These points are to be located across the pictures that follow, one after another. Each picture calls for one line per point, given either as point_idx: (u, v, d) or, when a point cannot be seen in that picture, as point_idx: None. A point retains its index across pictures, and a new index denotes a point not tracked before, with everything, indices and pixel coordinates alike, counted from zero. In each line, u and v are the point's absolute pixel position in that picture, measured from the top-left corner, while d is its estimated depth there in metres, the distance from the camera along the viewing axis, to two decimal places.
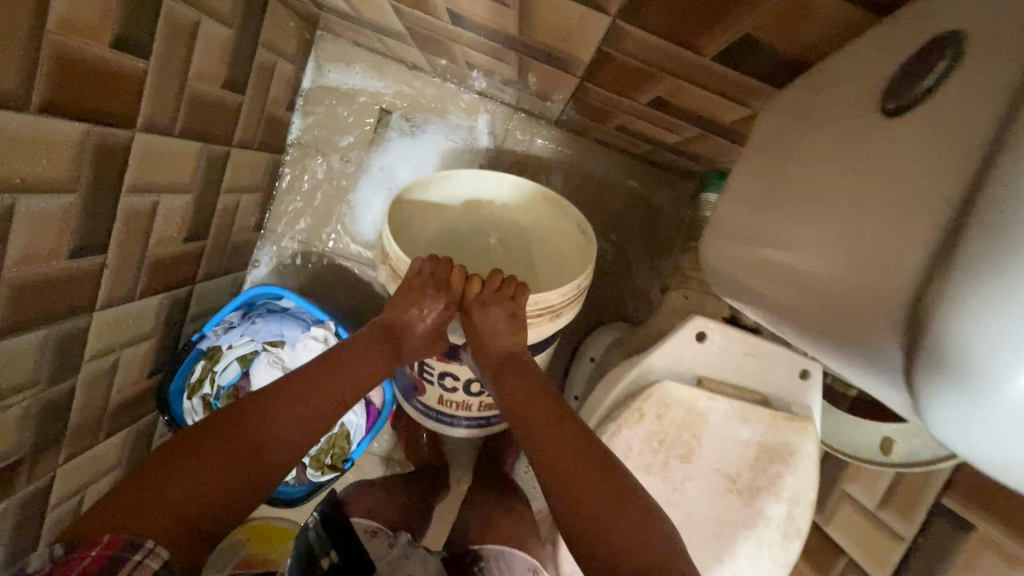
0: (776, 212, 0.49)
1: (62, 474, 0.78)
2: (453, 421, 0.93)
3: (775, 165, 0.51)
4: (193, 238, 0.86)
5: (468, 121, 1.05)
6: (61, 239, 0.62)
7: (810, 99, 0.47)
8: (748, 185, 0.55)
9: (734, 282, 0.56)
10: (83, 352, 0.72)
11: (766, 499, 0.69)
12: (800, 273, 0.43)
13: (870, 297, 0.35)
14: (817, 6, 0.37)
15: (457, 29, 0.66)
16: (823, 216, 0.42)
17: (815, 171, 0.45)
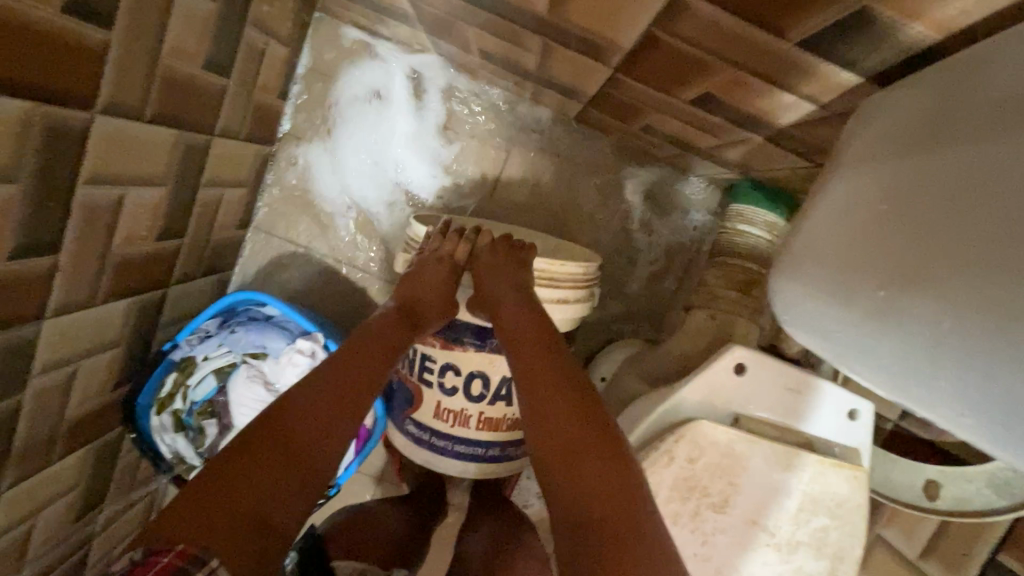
0: (870, 242, 0.37)
1: (9, 500, 0.68)
2: (448, 442, 0.79)
3: (854, 194, 0.40)
4: (167, 236, 0.77)
5: (527, 169, 0.98)
6: (1, 237, 0.52)
7: (904, 115, 0.37)
8: (820, 212, 0.44)
9: (797, 311, 0.45)
10: (31, 364, 0.63)
11: (807, 554, 0.61)
12: (850, 228, 0.39)
13: (921, 216, 0.33)
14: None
15: (472, 7, 0.57)
16: (952, 250, 0.30)
17: (934, 183, 0.33)
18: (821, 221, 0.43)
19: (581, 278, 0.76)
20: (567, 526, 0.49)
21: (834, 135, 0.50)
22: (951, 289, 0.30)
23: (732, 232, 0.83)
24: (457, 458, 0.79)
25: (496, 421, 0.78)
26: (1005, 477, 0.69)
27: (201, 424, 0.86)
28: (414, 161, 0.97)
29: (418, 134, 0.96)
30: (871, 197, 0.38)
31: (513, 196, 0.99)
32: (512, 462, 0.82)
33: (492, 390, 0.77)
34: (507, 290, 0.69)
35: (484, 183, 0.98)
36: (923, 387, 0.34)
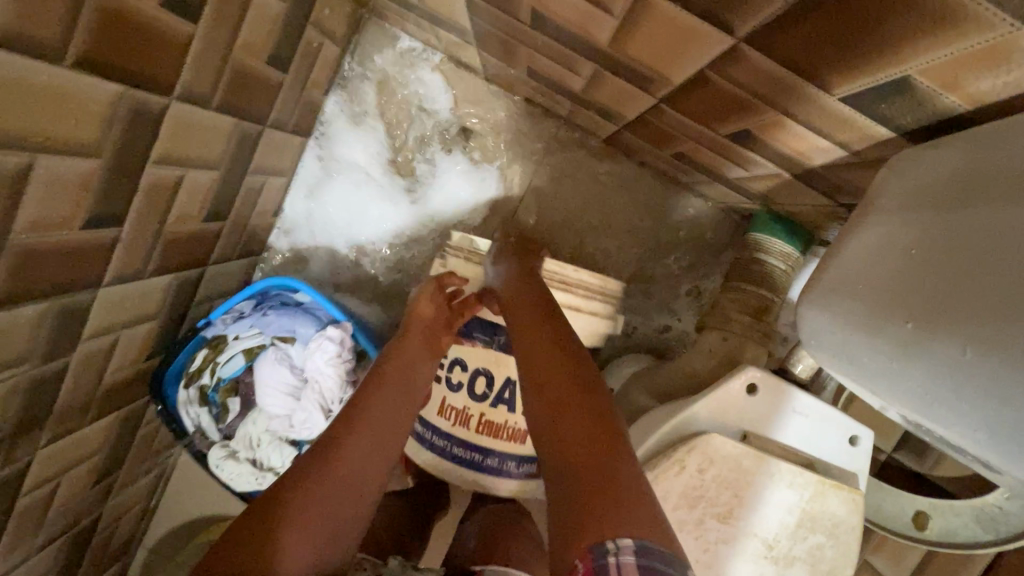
0: (899, 282, 0.41)
1: (42, 457, 0.71)
2: (447, 443, 0.82)
3: (889, 238, 0.44)
4: (213, 217, 0.80)
5: (554, 182, 1.02)
6: (78, 207, 0.55)
7: (934, 173, 0.41)
8: (854, 253, 0.47)
9: (830, 341, 0.48)
10: (83, 329, 0.66)
11: (801, 568, 0.64)
12: (885, 269, 0.43)
13: (951, 261, 0.37)
14: (996, 73, 0.32)
15: (532, 31, 0.61)
16: (978, 292, 0.34)
17: (964, 232, 0.37)
18: (856, 256, 0.47)
19: (597, 286, 0.80)
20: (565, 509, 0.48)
21: (859, 180, 0.54)
22: (979, 330, 0.34)
23: (749, 259, 0.87)
24: (453, 459, 0.83)
25: (496, 426, 0.80)
26: (992, 513, 0.71)
27: (224, 401, 0.89)
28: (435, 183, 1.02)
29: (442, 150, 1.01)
30: (905, 239, 0.42)
31: (539, 205, 1.03)
32: (505, 476, 0.83)
33: (495, 391, 0.80)
34: (509, 279, 0.70)
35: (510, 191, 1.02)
36: (952, 413, 0.37)
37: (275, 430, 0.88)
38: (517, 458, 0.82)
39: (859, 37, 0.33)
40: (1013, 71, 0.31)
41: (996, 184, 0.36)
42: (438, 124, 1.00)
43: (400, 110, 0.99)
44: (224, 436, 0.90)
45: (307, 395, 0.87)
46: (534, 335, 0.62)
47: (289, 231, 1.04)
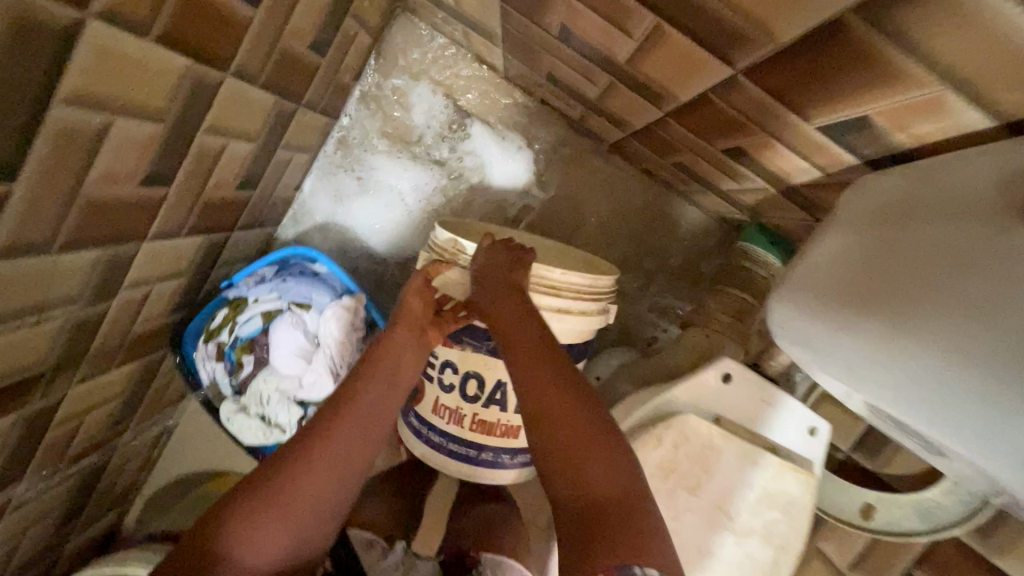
0: (861, 281, 0.47)
1: (72, 395, 0.77)
2: (442, 438, 0.89)
3: (850, 244, 0.52)
4: (242, 186, 0.86)
5: (560, 180, 1.10)
6: (140, 165, 0.61)
7: (888, 192, 0.49)
8: (822, 256, 0.55)
9: (795, 326, 0.55)
10: (124, 278, 0.71)
11: (757, 540, 0.73)
12: (850, 269, 0.49)
13: (908, 267, 0.43)
14: (934, 119, 0.39)
15: (558, 42, 0.68)
16: (925, 304, 0.40)
17: (911, 241, 0.44)
18: (825, 257, 0.54)
19: (586, 288, 0.80)
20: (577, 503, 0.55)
21: (831, 199, 0.62)
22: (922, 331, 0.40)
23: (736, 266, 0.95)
24: (447, 454, 0.89)
25: (489, 425, 0.87)
26: (930, 506, 0.81)
27: (240, 358, 0.94)
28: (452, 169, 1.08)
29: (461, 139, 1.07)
30: (863, 244, 0.50)
31: (545, 201, 1.10)
32: (494, 470, 0.90)
33: (487, 392, 0.85)
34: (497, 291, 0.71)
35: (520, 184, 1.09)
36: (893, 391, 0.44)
37: (285, 389, 0.94)
38: (507, 454, 0.89)
39: (830, 82, 0.41)
40: (946, 119, 0.39)
41: (937, 205, 0.43)
42: (456, 117, 1.06)
43: (422, 99, 1.06)
44: (236, 392, 0.95)
45: (319, 359, 0.93)
46: (528, 340, 0.64)
47: (315, 245, 1.11)
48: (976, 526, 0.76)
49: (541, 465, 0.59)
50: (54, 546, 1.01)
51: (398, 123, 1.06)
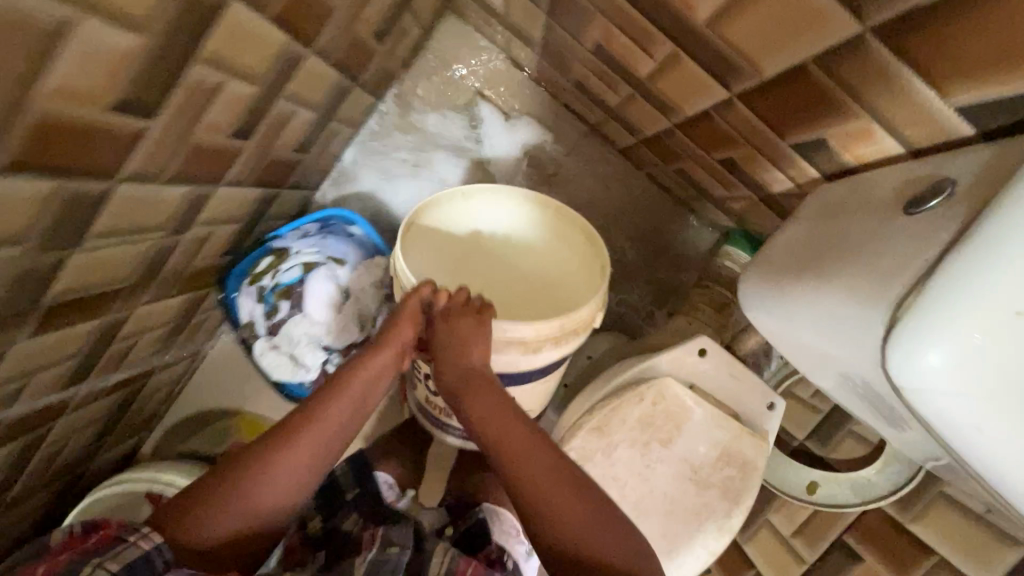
0: (826, 259, 0.56)
1: (138, 314, 0.88)
2: (436, 423, 1.02)
3: (806, 232, 0.63)
4: (299, 149, 0.98)
5: (574, 177, 1.22)
6: (235, 119, 0.73)
7: (834, 195, 0.61)
8: (784, 243, 0.66)
9: (757, 296, 0.65)
10: (199, 214, 0.83)
11: (714, 492, 0.86)
12: (824, 245, 0.58)
13: (869, 251, 0.51)
14: (871, 139, 0.53)
15: (589, 55, 0.81)
16: (868, 277, 0.49)
17: (853, 229, 0.55)
18: (789, 242, 0.65)
19: (552, 330, 0.83)
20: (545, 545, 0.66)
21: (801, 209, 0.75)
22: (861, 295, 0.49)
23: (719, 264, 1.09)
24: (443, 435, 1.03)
25: None
26: (864, 483, 0.94)
27: (277, 302, 1.05)
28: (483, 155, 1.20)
29: (491, 130, 1.19)
30: (814, 233, 0.61)
31: (559, 194, 1.22)
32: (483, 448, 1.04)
33: None
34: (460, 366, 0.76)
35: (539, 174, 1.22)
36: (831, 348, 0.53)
37: (313, 334, 1.05)
38: None
39: (798, 111, 0.55)
40: (877, 135, 0.52)
41: (869, 202, 0.55)
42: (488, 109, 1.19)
43: (459, 91, 1.18)
44: (270, 332, 1.06)
45: (348, 310, 1.05)
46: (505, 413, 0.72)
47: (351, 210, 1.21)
48: (898, 500, 0.90)
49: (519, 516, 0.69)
50: (87, 458, 1.11)
51: (428, 120, 1.18)
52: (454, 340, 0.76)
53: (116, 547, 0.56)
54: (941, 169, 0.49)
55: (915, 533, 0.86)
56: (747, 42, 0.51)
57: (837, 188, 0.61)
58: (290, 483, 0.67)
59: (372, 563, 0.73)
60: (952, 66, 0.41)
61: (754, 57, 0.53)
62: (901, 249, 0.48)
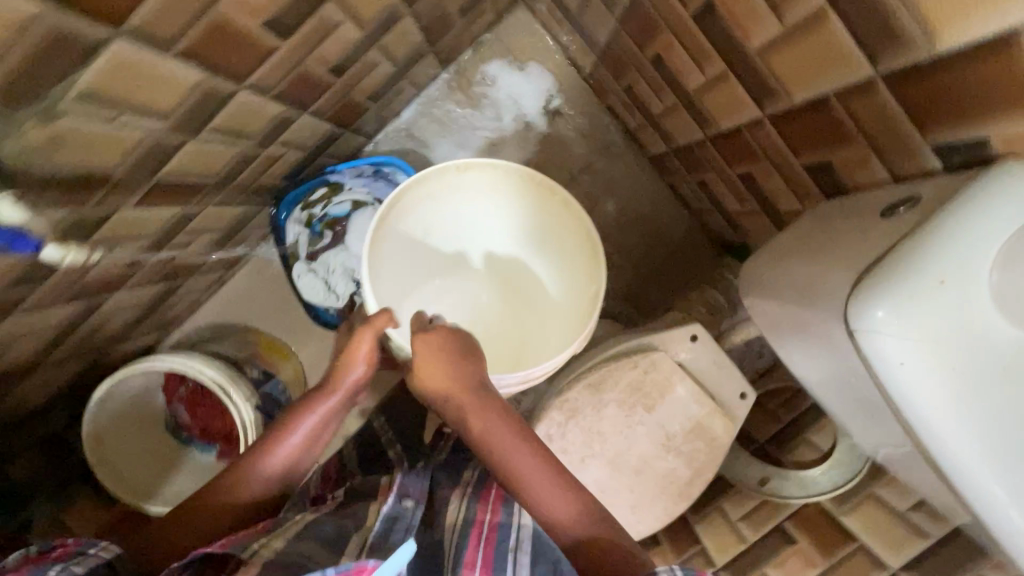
0: (825, 258, 0.64)
1: (207, 213, 0.97)
2: None
3: (803, 233, 0.72)
4: (371, 97, 1.09)
5: (604, 172, 1.34)
6: (337, 55, 0.84)
7: (832, 206, 0.71)
8: (786, 240, 0.74)
9: (764, 283, 0.73)
10: (282, 133, 0.93)
11: (681, 459, 0.98)
12: (826, 248, 0.65)
13: (858, 249, 0.60)
14: (866, 163, 0.65)
15: (645, 63, 0.94)
16: (849, 269, 0.59)
17: (846, 232, 0.64)
18: (794, 240, 0.73)
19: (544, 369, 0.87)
20: (576, 552, 0.70)
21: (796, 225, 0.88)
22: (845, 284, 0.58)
23: None
24: None
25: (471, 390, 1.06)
26: (809, 480, 1.07)
27: (323, 231, 1.16)
28: (531, 136, 1.31)
29: (539, 114, 1.31)
30: (813, 233, 0.70)
31: (588, 185, 1.34)
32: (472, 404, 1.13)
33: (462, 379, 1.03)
34: (463, 394, 0.78)
35: (574, 164, 1.33)
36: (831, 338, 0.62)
37: (350, 266, 1.17)
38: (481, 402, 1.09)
39: (817, 136, 0.68)
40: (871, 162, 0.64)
41: (863, 209, 0.65)
42: (539, 97, 1.30)
43: (518, 75, 1.29)
44: (309, 257, 1.17)
45: None
46: (510, 435, 0.75)
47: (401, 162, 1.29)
48: (836, 495, 1.04)
49: (546, 528, 0.72)
50: (115, 343, 1.19)
51: (484, 96, 1.28)
52: (442, 365, 0.80)
53: (80, 558, 0.58)
54: (914, 188, 0.60)
55: (848, 527, 0.99)
56: (788, 69, 0.64)
57: (838, 202, 0.71)
58: (250, 495, 0.78)
59: (388, 521, 0.72)
60: (936, 113, 0.55)
61: (791, 84, 0.65)
62: (876, 242, 0.58)
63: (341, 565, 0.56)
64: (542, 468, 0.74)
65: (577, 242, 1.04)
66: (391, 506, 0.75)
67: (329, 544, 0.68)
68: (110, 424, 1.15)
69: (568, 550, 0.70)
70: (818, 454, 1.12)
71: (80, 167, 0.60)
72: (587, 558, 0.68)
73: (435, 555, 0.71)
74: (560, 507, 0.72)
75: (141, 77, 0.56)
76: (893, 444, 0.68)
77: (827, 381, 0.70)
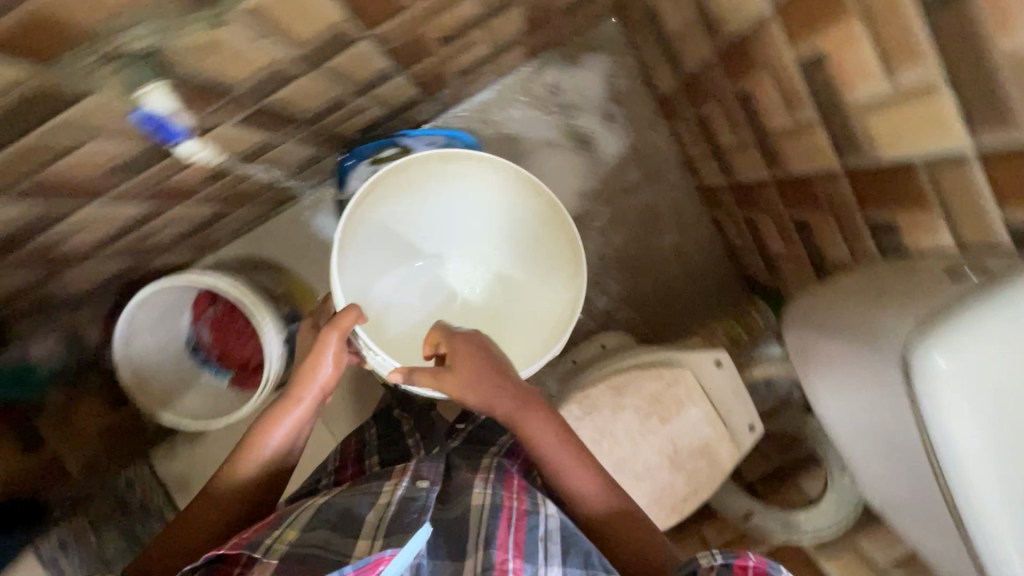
0: (881, 308, 0.69)
1: (285, 146, 1.00)
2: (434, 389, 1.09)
3: (861, 283, 0.77)
4: (459, 73, 1.13)
5: (654, 192, 1.39)
6: (451, 26, 0.89)
7: (890, 264, 0.77)
8: (843, 285, 0.80)
9: (812, 321, 0.78)
10: (376, 87, 0.97)
11: (682, 474, 1.02)
12: (883, 297, 0.70)
13: (920, 299, 0.65)
14: (931, 228, 0.71)
15: (730, 97, 0.98)
16: (909, 312, 0.64)
17: (904, 284, 0.70)
18: (846, 288, 0.78)
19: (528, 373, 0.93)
20: (620, 548, 0.77)
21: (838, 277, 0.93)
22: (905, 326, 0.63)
23: None
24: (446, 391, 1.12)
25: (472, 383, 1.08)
26: (794, 522, 1.13)
27: None
28: (594, 143, 1.35)
29: (606, 124, 1.35)
30: (869, 283, 0.76)
31: (637, 201, 1.38)
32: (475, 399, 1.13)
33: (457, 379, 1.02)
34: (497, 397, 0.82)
35: (628, 179, 1.37)
36: (879, 382, 0.67)
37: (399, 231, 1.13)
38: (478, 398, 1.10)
39: (892, 195, 0.73)
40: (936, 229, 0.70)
41: (925, 266, 0.71)
42: (610, 107, 1.35)
43: (595, 82, 1.34)
44: None
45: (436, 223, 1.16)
46: (550, 439, 0.81)
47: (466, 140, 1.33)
48: (817, 539, 1.11)
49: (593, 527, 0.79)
50: (157, 252, 1.21)
51: (559, 94, 1.32)
52: (470, 370, 0.82)
53: None
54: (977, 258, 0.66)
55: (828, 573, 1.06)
56: (882, 129, 0.69)
57: (896, 260, 0.76)
58: (237, 504, 0.81)
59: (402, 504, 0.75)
60: (1017, 194, 0.59)
61: (880, 142, 0.71)
62: (939, 293, 0.64)
63: (358, 562, 0.60)
64: (572, 460, 0.80)
65: (559, 249, 1.08)
66: (406, 489, 0.78)
67: (340, 531, 0.72)
68: (140, 343, 1.18)
69: (613, 548, 0.78)
70: (805, 498, 1.18)
71: (216, 76, 0.64)
72: (630, 552, 0.77)
73: (459, 529, 0.73)
74: (606, 508, 0.79)
75: (298, 3, 0.60)
76: (904, 491, 0.74)
77: (858, 420, 0.76)
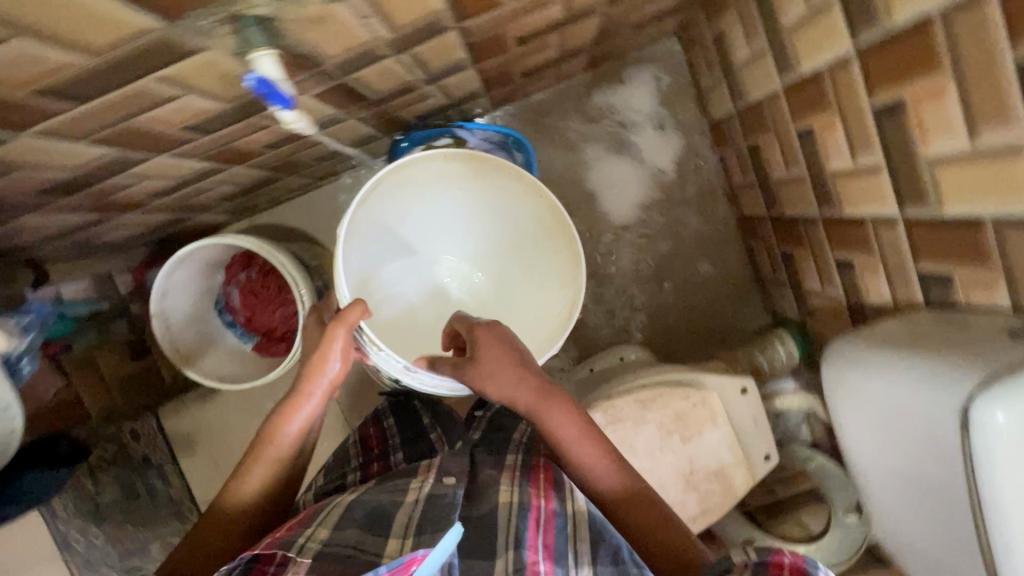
0: (935, 354, 0.71)
1: (348, 123, 1.02)
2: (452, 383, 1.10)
3: (908, 329, 0.79)
4: (523, 73, 1.15)
5: (693, 214, 1.40)
6: (531, 27, 0.90)
7: (937, 315, 0.78)
8: (890, 328, 0.81)
9: (857, 362, 0.80)
10: (447, 77, 0.98)
11: (695, 494, 1.03)
12: (938, 345, 0.72)
13: (978, 351, 0.67)
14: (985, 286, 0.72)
15: (790, 132, 1.00)
16: (968, 362, 0.67)
17: (959, 334, 0.72)
18: (894, 331, 0.80)
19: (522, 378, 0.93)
20: (656, 551, 0.74)
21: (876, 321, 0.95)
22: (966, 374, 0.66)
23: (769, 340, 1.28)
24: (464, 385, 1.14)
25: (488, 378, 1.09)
26: None
27: None
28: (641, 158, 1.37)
29: (655, 142, 1.37)
30: (921, 328, 0.77)
31: (675, 221, 1.40)
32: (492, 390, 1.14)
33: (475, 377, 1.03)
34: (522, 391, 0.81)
35: (669, 198, 1.39)
36: (932, 422, 0.69)
37: None
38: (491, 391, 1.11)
39: (949, 249, 0.75)
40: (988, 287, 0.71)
41: (979, 320, 0.72)
42: (661, 126, 1.37)
43: (649, 100, 1.36)
44: None
45: None
46: (575, 434, 0.79)
47: None
48: None
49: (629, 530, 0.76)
50: (202, 210, 1.22)
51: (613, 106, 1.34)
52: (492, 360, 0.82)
53: None
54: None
55: None
56: (950, 184, 0.71)
57: (945, 312, 0.78)
58: (252, 504, 0.81)
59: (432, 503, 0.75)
60: None
61: (945, 196, 0.72)
62: (997, 347, 0.66)
63: (391, 561, 0.61)
64: (598, 456, 0.79)
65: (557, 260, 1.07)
66: (433, 486, 0.79)
67: (370, 530, 0.73)
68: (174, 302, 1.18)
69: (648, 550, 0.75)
70: (807, 533, 1.20)
71: (315, 48, 0.65)
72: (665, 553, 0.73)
73: (487, 531, 0.74)
74: (639, 507, 0.76)
75: None
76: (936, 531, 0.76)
77: (897, 457, 0.78)
